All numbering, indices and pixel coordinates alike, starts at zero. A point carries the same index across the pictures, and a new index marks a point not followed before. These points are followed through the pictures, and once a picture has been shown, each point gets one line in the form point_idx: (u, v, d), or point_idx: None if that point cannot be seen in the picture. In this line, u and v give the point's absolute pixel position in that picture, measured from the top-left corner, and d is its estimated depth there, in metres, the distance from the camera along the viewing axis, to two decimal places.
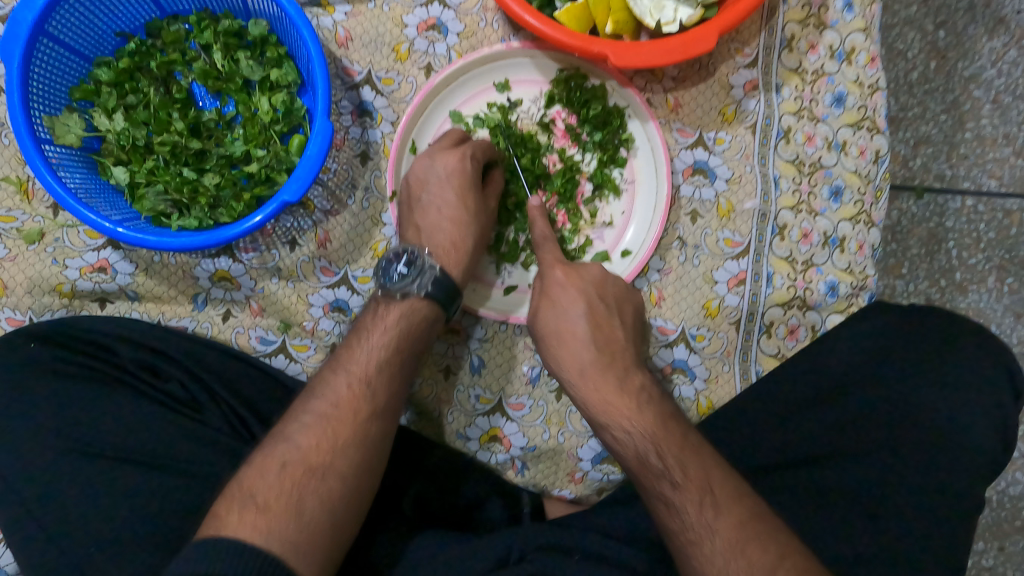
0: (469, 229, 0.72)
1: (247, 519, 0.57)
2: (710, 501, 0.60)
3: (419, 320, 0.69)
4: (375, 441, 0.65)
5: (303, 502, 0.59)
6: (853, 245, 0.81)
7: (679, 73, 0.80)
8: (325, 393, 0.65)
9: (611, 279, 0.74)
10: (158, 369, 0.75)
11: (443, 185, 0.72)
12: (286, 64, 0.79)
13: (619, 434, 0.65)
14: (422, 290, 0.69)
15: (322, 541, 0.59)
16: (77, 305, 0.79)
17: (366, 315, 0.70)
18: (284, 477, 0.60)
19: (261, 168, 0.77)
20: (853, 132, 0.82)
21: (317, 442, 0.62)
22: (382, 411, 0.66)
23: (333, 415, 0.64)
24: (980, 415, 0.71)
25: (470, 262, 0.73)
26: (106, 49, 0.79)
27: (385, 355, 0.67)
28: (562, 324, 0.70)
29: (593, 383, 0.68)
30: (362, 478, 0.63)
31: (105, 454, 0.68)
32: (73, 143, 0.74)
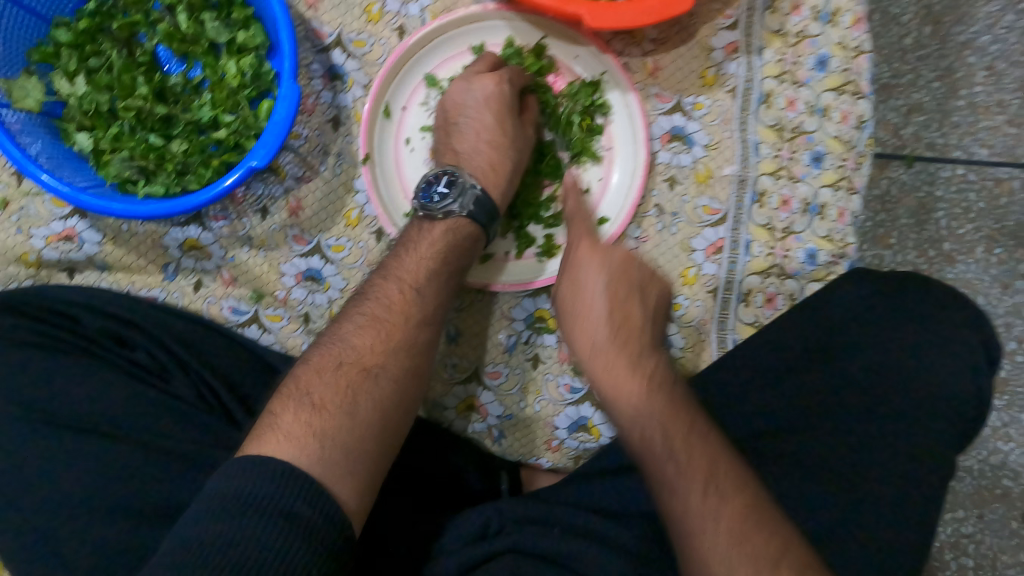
0: (508, 152, 0.72)
1: (294, 420, 0.56)
2: (714, 487, 0.58)
3: (465, 238, 0.69)
4: (423, 350, 0.65)
5: (350, 403, 0.58)
6: (833, 212, 0.80)
7: (659, 35, 0.78)
8: (377, 297, 0.65)
9: (636, 263, 0.72)
10: (124, 338, 0.74)
11: (484, 110, 0.71)
12: (253, 26, 0.76)
13: (625, 411, 0.64)
14: (464, 209, 0.68)
15: (365, 462, 0.56)
16: (44, 275, 0.78)
17: (408, 232, 0.69)
18: (337, 379, 0.59)
19: (229, 134, 0.75)
20: (836, 97, 0.80)
21: (370, 346, 0.62)
22: (429, 319, 0.66)
23: (386, 319, 0.64)
24: (951, 380, 0.70)
25: (508, 187, 0.72)
26: (65, 9, 0.77)
27: (432, 264, 0.67)
28: (594, 300, 0.69)
29: (608, 356, 0.67)
30: (408, 390, 0.62)
31: (70, 424, 0.67)
32: (33, 108, 0.72)
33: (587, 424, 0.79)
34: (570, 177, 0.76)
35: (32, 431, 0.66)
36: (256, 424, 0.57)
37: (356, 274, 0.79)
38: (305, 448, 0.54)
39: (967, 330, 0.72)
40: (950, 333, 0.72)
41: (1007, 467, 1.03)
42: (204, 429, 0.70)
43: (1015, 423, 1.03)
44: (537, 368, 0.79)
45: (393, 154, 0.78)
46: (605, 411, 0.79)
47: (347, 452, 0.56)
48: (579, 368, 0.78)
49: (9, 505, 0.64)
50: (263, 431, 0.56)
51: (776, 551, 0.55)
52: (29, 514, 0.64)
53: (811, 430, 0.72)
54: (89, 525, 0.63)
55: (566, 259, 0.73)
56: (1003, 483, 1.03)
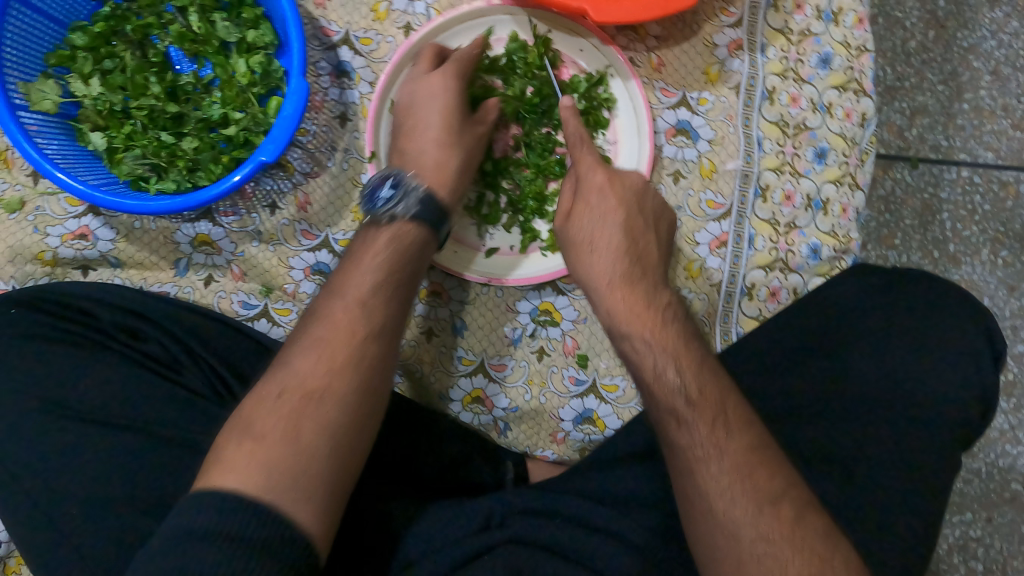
0: (454, 149, 0.71)
1: (238, 453, 0.54)
2: (722, 422, 0.59)
3: (410, 242, 0.67)
4: (376, 363, 0.61)
5: (298, 425, 0.56)
6: (836, 208, 0.81)
7: (662, 31, 0.79)
8: (323, 317, 0.62)
9: (650, 194, 0.74)
10: (138, 332, 0.74)
11: (429, 107, 0.72)
12: (262, 25, 0.78)
13: (637, 343, 0.64)
14: (407, 212, 0.67)
15: (326, 467, 0.55)
16: (60, 273, 0.79)
17: (355, 242, 0.67)
18: (279, 406, 0.56)
19: (239, 131, 0.76)
20: (839, 94, 0.81)
21: (311, 368, 0.58)
22: (374, 330, 0.61)
23: (331, 338, 0.60)
24: (956, 372, 0.71)
25: (457, 185, 0.72)
26: (81, 14, 0.78)
27: (378, 275, 0.64)
28: (596, 233, 0.70)
29: (620, 292, 0.67)
30: (365, 402, 0.59)
31: (84, 416, 0.68)
32: (50, 109, 0.74)
33: (592, 416, 0.80)
34: (569, 100, 0.72)
35: (47, 423, 0.67)
36: (206, 462, 0.55)
37: None
38: (255, 478, 0.52)
39: (969, 325, 0.73)
40: (953, 328, 0.72)
41: (1015, 471, 1.03)
42: (215, 420, 0.70)
43: (1022, 426, 1.03)
44: (542, 360, 0.79)
45: None
46: (610, 403, 0.80)
47: (299, 476, 0.53)
48: (584, 361, 0.79)
49: (24, 495, 0.65)
50: (210, 468, 0.54)
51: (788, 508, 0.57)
52: (45, 503, 0.65)
53: (817, 423, 0.72)
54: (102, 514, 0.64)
55: (573, 185, 0.73)
56: (1011, 486, 1.03)
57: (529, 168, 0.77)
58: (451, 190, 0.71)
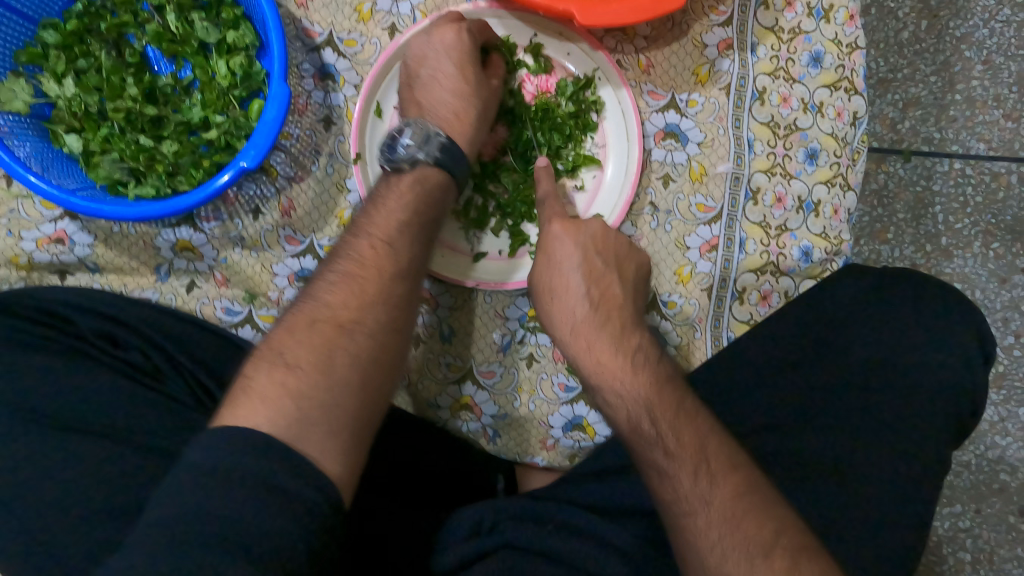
0: (471, 101, 0.71)
1: (268, 380, 0.55)
2: (705, 471, 0.59)
3: (433, 187, 0.68)
4: (401, 303, 0.63)
5: (328, 357, 0.56)
6: (828, 210, 0.80)
7: (652, 31, 0.78)
8: (347, 254, 0.63)
9: (613, 234, 0.72)
10: (117, 338, 0.73)
11: (446, 66, 0.71)
12: (243, 26, 0.76)
13: (609, 396, 0.65)
14: (430, 158, 0.68)
15: (350, 403, 0.56)
16: (36, 277, 0.78)
17: (376, 190, 0.68)
18: (311, 334, 0.58)
19: (220, 134, 0.74)
20: (831, 93, 0.80)
21: (343, 299, 0.60)
22: (399, 270, 0.63)
23: (358, 275, 0.62)
24: (944, 375, 0.71)
25: (476, 136, 0.72)
26: (52, 9, 0.76)
27: (402, 216, 0.65)
28: (557, 283, 0.69)
29: (587, 339, 0.66)
30: (386, 341, 0.60)
31: (63, 428, 0.66)
32: (21, 109, 0.72)
33: (582, 423, 0.79)
34: (545, 161, 0.73)
35: (25, 435, 0.66)
36: (237, 383, 0.56)
37: None
38: (289, 404, 0.53)
39: (959, 328, 0.72)
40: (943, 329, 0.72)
41: (1004, 462, 1.03)
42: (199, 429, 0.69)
43: (1011, 417, 1.03)
44: (531, 367, 0.79)
45: None
46: (599, 410, 0.79)
47: (325, 407, 0.54)
48: None
49: None
50: (238, 398, 0.54)
51: (766, 537, 0.56)
52: None
53: (807, 428, 0.72)
54: None
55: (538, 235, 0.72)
56: (1000, 477, 1.03)
57: (517, 175, 0.76)
58: (471, 146, 0.72)
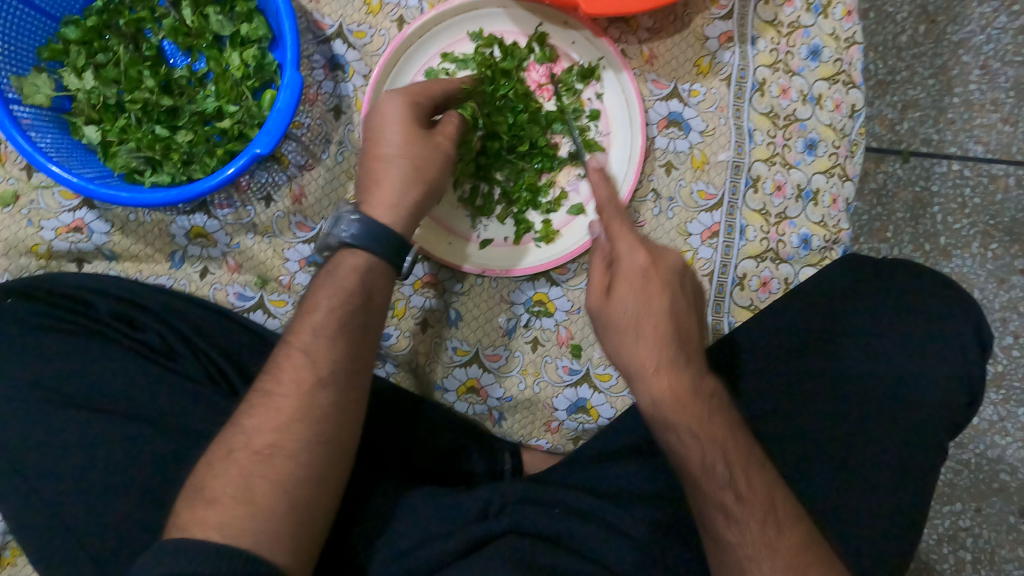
0: (404, 173, 0.66)
1: (198, 517, 0.55)
2: (773, 519, 0.61)
3: (373, 276, 0.65)
4: (337, 369, 0.61)
5: (254, 496, 0.56)
6: (826, 199, 0.82)
7: (654, 24, 0.80)
8: (272, 370, 0.62)
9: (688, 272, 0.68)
10: (134, 320, 0.74)
11: (389, 128, 0.67)
12: (256, 19, 0.77)
13: (685, 436, 0.62)
14: (346, 238, 0.64)
15: (289, 523, 0.56)
16: (54, 267, 0.79)
17: (317, 272, 0.67)
18: (230, 468, 0.57)
19: (233, 124, 0.76)
20: (829, 86, 0.82)
21: (267, 421, 0.59)
22: (327, 373, 0.61)
23: (278, 392, 0.60)
24: (941, 363, 0.72)
25: (410, 203, 0.67)
26: (73, 7, 0.78)
27: (325, 321, 0.62)
28: (644, 319, 0.62)
29: (668, 379, 0.62)
30: (339, 416, 0.61)
31: (78, 406, 0.68)
32: (43, 103, 0.74)
33: (586, 406, 0.80)
34: (598, 161, 0.68)
35: (45, 414, 0.67)
36: (174, 516, 0.57)
37: None
38: (224, 532, 0.54)
39: (958, 315, 0.73)
40: (943, 319, 0.73)
41: (1004, 461, 1.04)
42: (212, 411, 0.71)
43: (1011, 417, 1.04)
44: (536, 351, 0.80)
45: None
46: (603, 393, 0.80)
47: (268, 525, 0.55)
48: (577, 351, 0.80)
49: (20, 488, 0.65)
50: (188, 505, 0.56)
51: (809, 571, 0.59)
52: (43, 495, 0.65)
53: (806, 412, 0.73)
54: (101, 502, 0.65)
55: (604, 261, 0.65)
56: (1000, 477, 1.04)
57: (523, 164, 0.77)
58: (404, 223, 0.66)
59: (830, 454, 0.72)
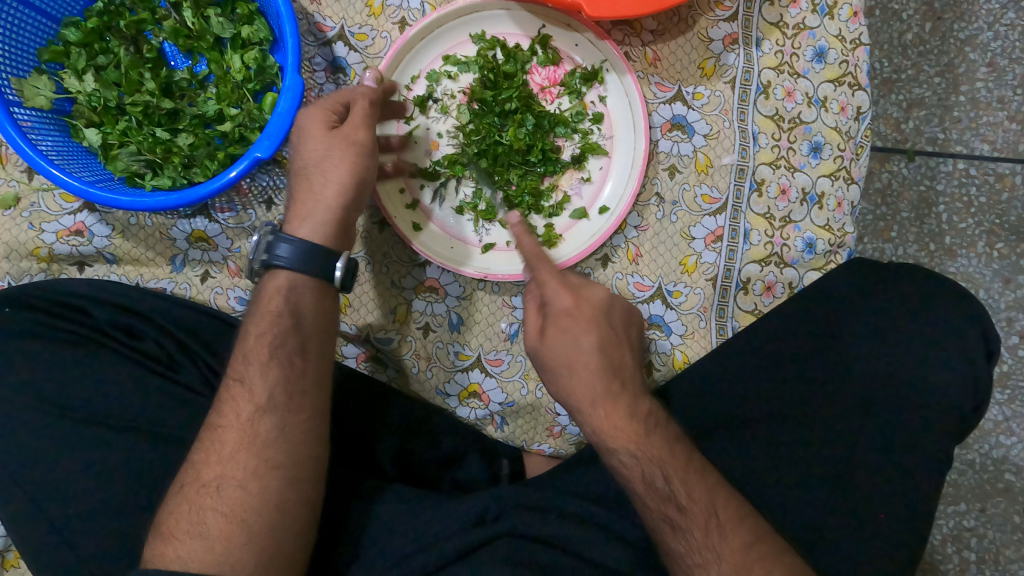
0: (328, 179, 0.66)
1: (160, 555, 0.57)
2: (715, 524, 0.60)
3: (306, 293, 0.66)
4: (276, 394, 0.63)
5: (209, 530, 0.58)
6: (831, 202, 0.81)
7: (658, 26, 0.79)
8: (218, 409, 0.64)
9: (616, 303, 0.69)
10: (133, 329, 0.73)
11: (312, 136, 0.65)
12: (257, 21, 0.77)
13: (625, 458, 0.62)
14: (274, 256, 0.64)
15: (251, 549, 0.57)
16: (56, 269, 0.78)
17: (252, 300, 0.67)
18: (183, 502, 0.60)
19: (234, 127, 0.75)
20: (835, 88, 0.81)
21: (216, 454, 0.61)
22: (266, 400, 0.62)
23: (220, 429, 0.62)
24: (946, 367, 0.71)
25: (337, 212, 0.66)
26: (74, 9, 0.77)
27: (262, 351, 0.64)
28: (575, 354, 0.64)
29: (605, 409, 0.63)
30: (289, 438, 0.62)
31: (81, 415, 0.68)
32: (44, 105, 0.73)
33: None
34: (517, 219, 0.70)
35: (48, 422, 0.67)
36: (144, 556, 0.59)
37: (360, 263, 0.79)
38: (186, 567, 0.56)
39: (960, 318, 0.73)
40: (947, 322, 0.73)
41: (1009, 462, 1.03)
42: (214, 416, 0.70)
43: (1016, 418, 1.03)
44: None
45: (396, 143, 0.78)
46: None
47: (225, 553, 0.57)
48: None
49: (25, 495, 0.65)
50: (155, 542, 0.58)
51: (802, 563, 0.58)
52: (47, 501, 0.65)
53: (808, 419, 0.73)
54: (105, 508, 0.65)
55: (538, 304, 0.68)
56: (1005, 477, 1.03)
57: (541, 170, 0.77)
58: (331, 236, 0.67)
59: (832, 459, 0.71)
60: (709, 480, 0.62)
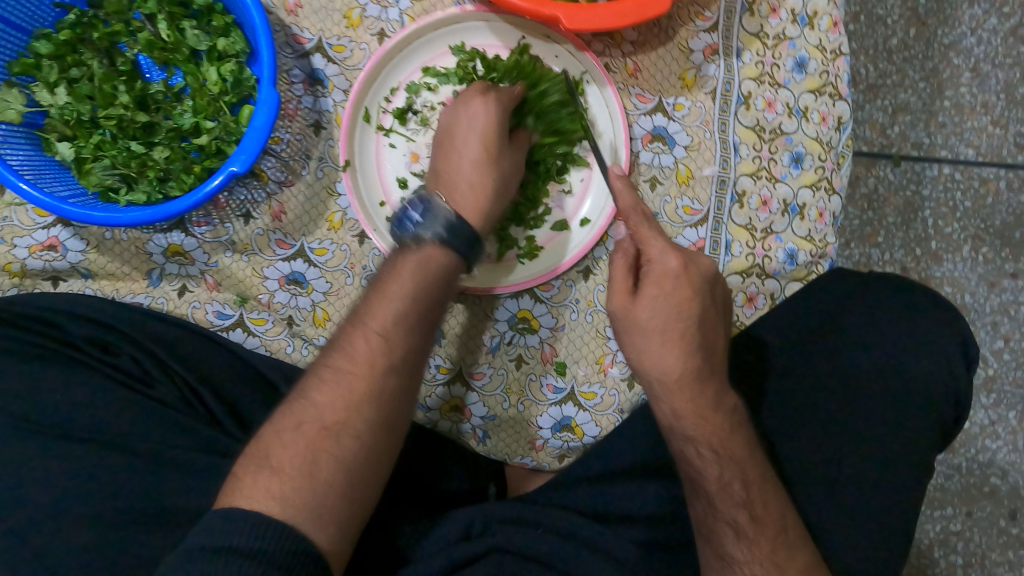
0: (491, 172, 0.69)
1: (259, 485, 0.53)
2: (784, 541, 0.64)
3: (432, 262, 0.63)
4: (403, 362, 0.60)
5: (276, 464, 0.54)
6: (812, 213, 0.81)
7: (638, 37, 0.79)
8: (342, 348, 0.60)
9: (719, 280, 0.67)
10: (110, 345, 0.73)
11: (460, 131, 0.70)
12: (233, 33, 0.76)
13: (704, 449, 0.64)
14: (437, 238, 0.64)
15: (309, 495, 0.53)
16: (29, 284, 0.77)
17: (383, 262, 0.65)
18: (297, 441, 0.55)
19: (211, 140, 0.74)
20: (815, 99, 0.81)
21: (327, 400, 0.57)
22: (393, 364, 0.59)
23: (349, 371, 0.58)
24: (926, 380, 0.71)
25: (492, 209, 0.69)
26: (45, 21, 0.76)
27: (401, 306, 0.61)
28: (676, 328, 0.62)
29: (690, 393, 0.63)
30: (386, 410, 0.59)
31: (53, 436, 0.67)
32: (14, 119, 0.71)
33: (570, 423, 0.79)
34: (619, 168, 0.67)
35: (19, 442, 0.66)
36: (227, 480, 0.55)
37: (340, 277, 0.79)
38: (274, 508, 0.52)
39: (943, 328, 0.73)
40: (928, 332, 0.73)
41: (995, 466, 1.04)
42: (192, 434, 0.70)
43: (1002, 421, 1.04)
44: (520, 368, 0.79)
45: (373, 155, 0.78)
46: (588, 411, 0.79)
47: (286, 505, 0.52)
48: (563, 368, 0.79)
49: None
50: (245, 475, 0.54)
51: None
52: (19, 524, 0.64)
53: (791, 432, 0.73)
54: (74, 530, 0.64)
55: (625, 260, 0.65)
56: (992, 480, 1.03)
57: (529, 175, 0.77)
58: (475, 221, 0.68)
59: (813, 472, 0.71)
60: (752, 470, 0.64)
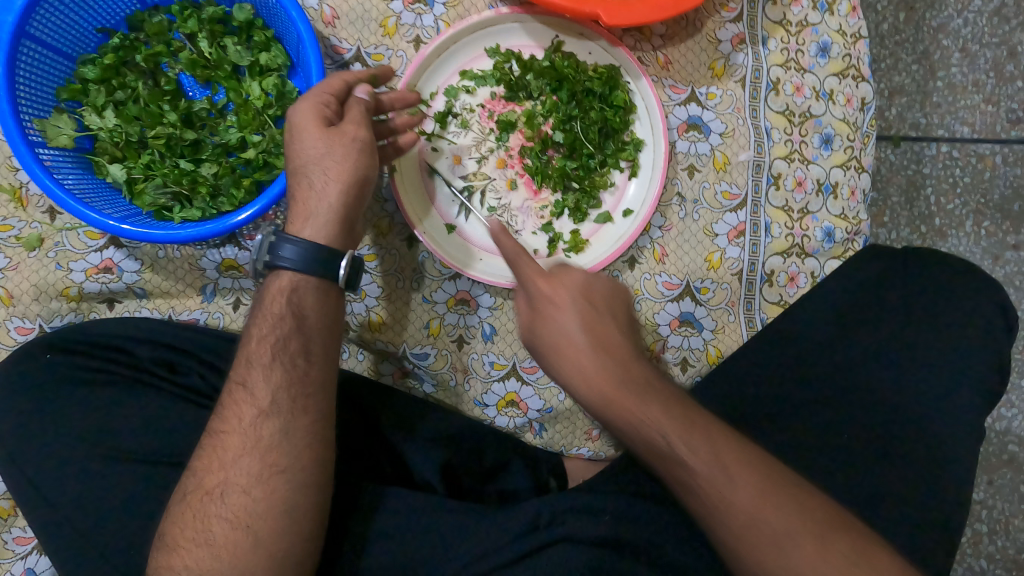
0: (312, 174, 0.63)
1: (204, 510, 0.59)
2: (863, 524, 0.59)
3: (308, 295, 0.64)
4: (306, 372, 0.63)
5: (214, 538, 0.58)
6: (845, 191, 0.84)
7: (667, 30, 0.81)
8: (230, 388, 0.62)
9: (595, 282, 0.65)
10: (176, 364, 0.73)
11: (307, 133, 0.62)
12: (274, 47, 0.78)
13: (682, 474, 0.58)
14: (275, 260, 0.63)
15: (260, 555, 0.57)
16: (85, 308, 0.78)
17: (258, 295, 0.65)
18: (185, 512, 0.59)
19: (258, 153, 0.75)
20: (839, 81, 0.84)
21: (234, 435, 0.61)
22: (270, 404, 0.61)
23: (246, 397, 0.61)
24: (973, 350, 0.73)
25: (339, 214, 0.64)
26: (89, 46, 0.76)
27: (288, 325, 0.63)
28: (565, 338, 0.61)
29: (630, 399, 0.60)
30: (294, 442, 0.61)
31: (129, 456, 0.68)
32: (66, 144, 0.72)
33: None
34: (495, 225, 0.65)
35: (96, 463, 0.67)
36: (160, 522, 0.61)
37: (391, 280, 0.79)
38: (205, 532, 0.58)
39: (982, 296, 0.75)
40: (970, 303, 0.75)
41: (1013, 433, 1.05)
42: None
43: (1016, 390, 1.05)
44: None
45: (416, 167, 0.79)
46: None
47: (234, 563, 0.57)
48: None
49: (78, 538, 0.65)
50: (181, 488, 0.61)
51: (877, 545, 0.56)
52: (103, 544, 0.65)
53: (847, 406, 0.73)
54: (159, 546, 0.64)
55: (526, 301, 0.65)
56: (1010, 448, 1.05)
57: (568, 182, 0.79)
58: (335, 233, 0.65)
59: (873, 445, 0.72)
60: (783, 471, 0.59)
